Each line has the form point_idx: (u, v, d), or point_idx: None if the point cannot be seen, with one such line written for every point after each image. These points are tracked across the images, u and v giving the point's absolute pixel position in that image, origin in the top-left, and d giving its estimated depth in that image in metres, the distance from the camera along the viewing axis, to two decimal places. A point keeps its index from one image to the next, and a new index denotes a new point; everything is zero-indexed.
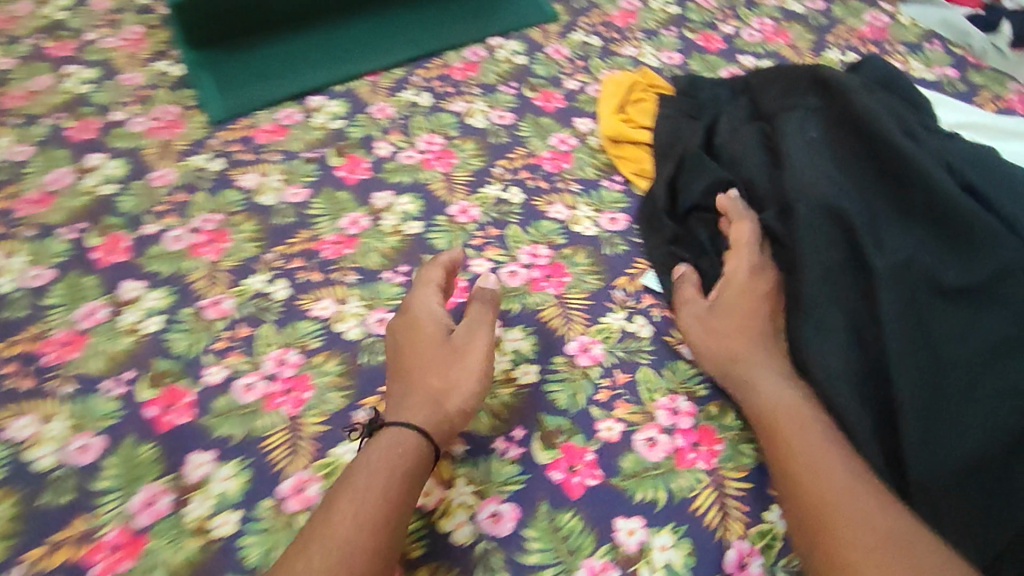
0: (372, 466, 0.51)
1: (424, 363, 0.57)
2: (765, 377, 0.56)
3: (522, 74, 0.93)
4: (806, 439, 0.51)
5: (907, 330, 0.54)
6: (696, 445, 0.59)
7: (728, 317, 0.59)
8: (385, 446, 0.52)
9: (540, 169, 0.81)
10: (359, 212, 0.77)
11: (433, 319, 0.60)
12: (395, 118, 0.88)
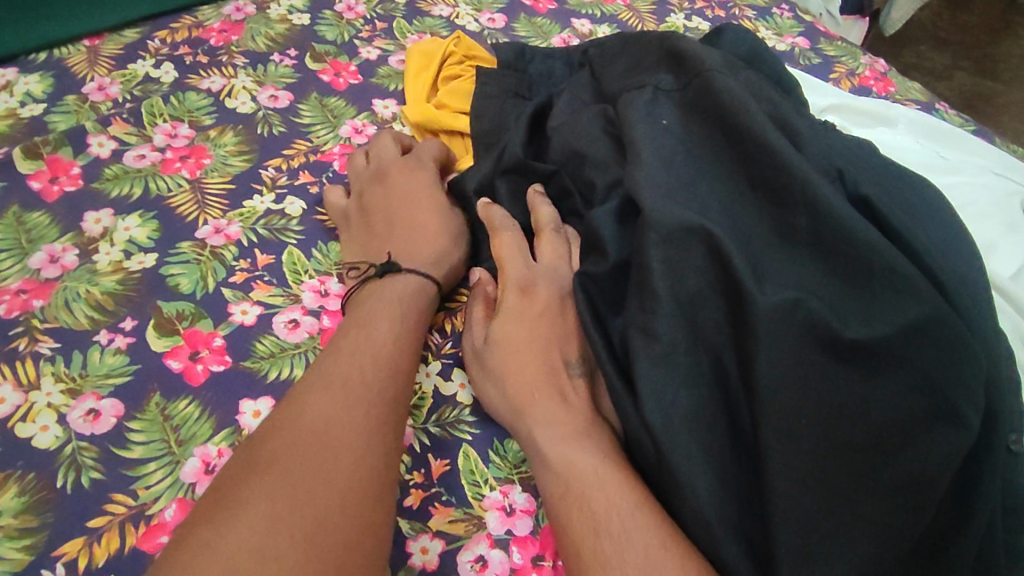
0: (384, 302, 0.48)
1: (416, 228, 0.54)
2: (556, 439, 0.43)
3: (303, 39, 0.72)
4: (604, 524, 0.39)
5: (790, 401, 0.40)
6: (540, 561, 0.43)
7: (512, 353, 0.47)
8: (391, 290, 0.49)
9: (328, 170, 0.61)
10: (62, 242, 0.53)
11: (440, 189, 0.58)
12: (121, 101, 0.64)
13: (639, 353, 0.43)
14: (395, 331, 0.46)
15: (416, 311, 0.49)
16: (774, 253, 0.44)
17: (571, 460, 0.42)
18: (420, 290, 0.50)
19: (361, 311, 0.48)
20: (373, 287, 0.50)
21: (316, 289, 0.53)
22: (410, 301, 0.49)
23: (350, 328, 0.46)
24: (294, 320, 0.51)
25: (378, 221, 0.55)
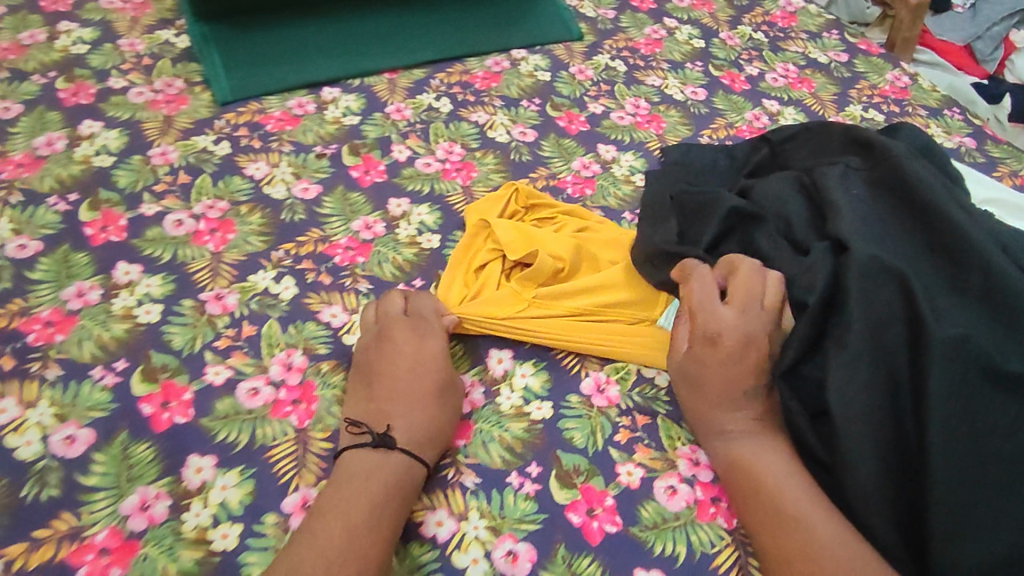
0: (359, 480, 0.52)
1: (417, 399, 0.57)
2: (737, 436, 0.57)
3: (545, 91, 0.91)
4: (779, 493, 0.53)
5: (954, 412, 0.52)
6: (717, 500, 0.58)
7: (697, 379, 0.60)
8: (372, 465, 0.53)
9: (562, 193, 0.79)
10: (374, 216, 0.74)
11: (434, 362, 0.60)
12: (412, 121, 0.85)
13: (833, 358, 0.56)
14: (363, 521, 0.50)
15: (396, 498, 0.52)
16: (949, 300, 0.57)
17: (747, 451, 0.56)
18: (381, 463, 0.54)
19: (332, 494, 0.52)
20: (349, 460, 0.54)
21: None
22: (394, 485, 0.53)
23: (326, 507, 0.51)
24: None
25: (374, 389, 0.58)
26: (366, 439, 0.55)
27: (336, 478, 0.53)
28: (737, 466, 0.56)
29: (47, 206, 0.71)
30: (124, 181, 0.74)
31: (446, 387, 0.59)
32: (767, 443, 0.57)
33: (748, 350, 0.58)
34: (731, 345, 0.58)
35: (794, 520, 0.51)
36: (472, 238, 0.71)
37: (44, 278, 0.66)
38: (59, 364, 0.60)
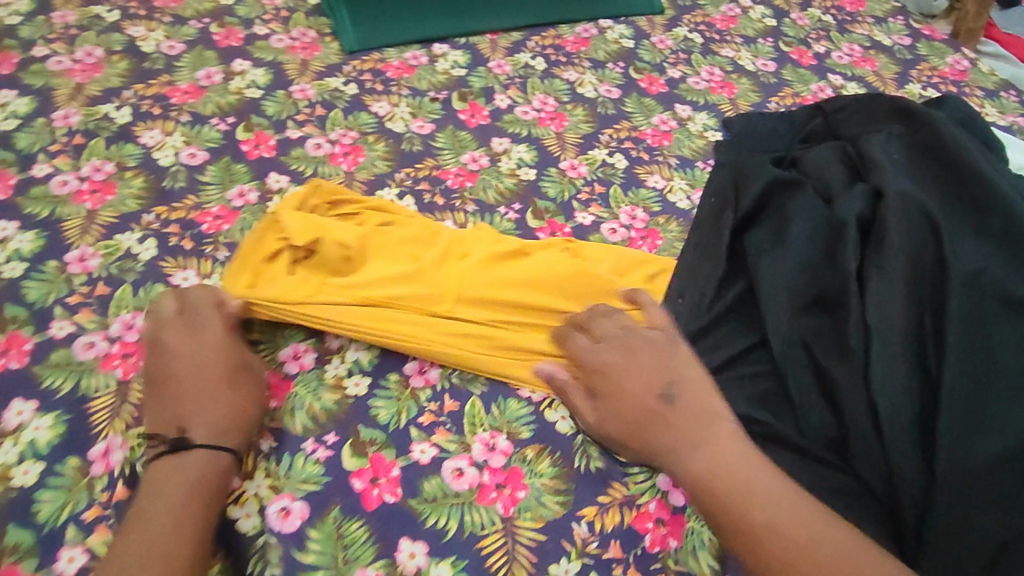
0: (185, 479, 0.53)
1: (188, 394, 0.58)
2: (679, 455, 0.56)
3: (629, 56, 1.02)
4: (752, 507, 0.52)
5: (973, 327, 0.59)
6: None
7: (614, 403, 0.58)
8: (186, 464, 0.54)
9: (642, 142, 0.89)
10: (479, 151, 0.86)
11: (208, 352, 0.60)
12: (511, 76, 0.97)
13: (880, 279, 0.63)
14: (178, 519, 0.51)
15: (204, 482, 0.54)
16: (973, 241, 0.66)
17: (696, 468, 0.55)
18: (208, 461, 0.55)
19: (154, 497, 0.53)
20: (178, 463, 0.55)
21: (629, 214, 0.81)
22: (199, 477, 0.54)
23: (152, 512, 0.51)
24: (614, 228, 0.79)
25: (155, 393, 0.58)
26: (163, 447, 0.56)
27: (155, 480, 0.54)
28: (691, 482, 0.55)
29: (210, 125, 0.84)
30: (271, 109, 0.87)
31: (245, 373, 0.61)
32: (713, 443, 0.55)
33: (631, 365, 0.60)
34: (614, 369, 0.60)
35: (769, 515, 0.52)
36: (265, 229, 0.70)
37: (212, 181, 0.78)
38: (227, 248, 0.73)
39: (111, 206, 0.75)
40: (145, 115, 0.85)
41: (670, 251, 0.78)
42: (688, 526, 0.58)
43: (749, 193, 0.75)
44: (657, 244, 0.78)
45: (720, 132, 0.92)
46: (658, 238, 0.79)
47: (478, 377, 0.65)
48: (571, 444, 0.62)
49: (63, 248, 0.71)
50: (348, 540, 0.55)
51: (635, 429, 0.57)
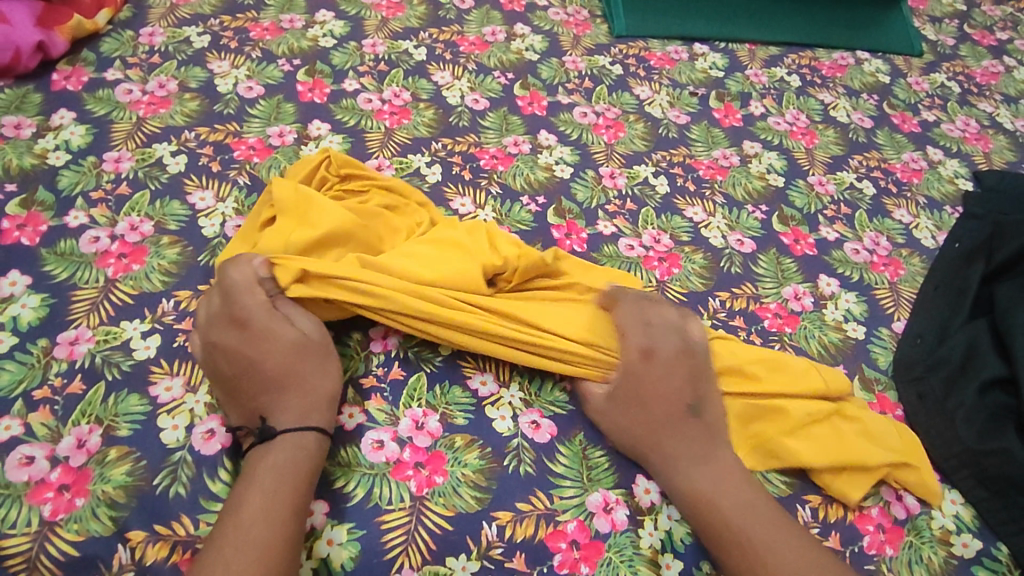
0: (275, 472, 0.50)
1: (268, 373, 0.55)
2: (678, 467, 0.56)
3: (884, 91, 1.02)
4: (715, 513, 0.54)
5: None
6: None
7: (620, 416, 0.58)
8: (286, 446, 0.52)
9: (891, 175, 0.90)
10: (731, 150, 0.89)
11: (286, 325, 0.57)
12: (767, 86, 0.99)
13: None
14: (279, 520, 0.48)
15: (297, 485, 0.50)
16: None
17: (696, 481, 0.55)
18: (296, 447, 0.52)
19: (246, 490, 0.49)
20: (268, 450, 0.52)
21: (873, 240, 0.82)
22: (292, 470, 0.51)
23: (249, 509, 0.48)
24: (857, 249, 0.80)
25: (257, 380, 0.54)
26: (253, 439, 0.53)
27: (244, 471, 0.51)
28: (687, 495, 0.55)
29: (492, 77, 0.91)
30: (546, 73, 0.94)
31: (313, 349, 0.57)
32: (746, 493, 0.55)
33: (663, 384, 0.58)
34: (655, 382, 0.58)
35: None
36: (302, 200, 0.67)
37: (491, 126, 0.86)
38: (499, 186, 0.79)
39: (406, 129, 0.83)
40: (438, 57, 0.92)
41: (911, 283, 0.78)
42: (907, 539, 0.58)
43: (1004, 249, 0.74)
44: (900, 272, 0.79)
45: (970, 183, 0.91)
46: (901, 268, 0.79)
47: None
48: None
49: (365, 156, 0.79)
50: (594, 464, 0.59)
51: (644, 440, 0.57)
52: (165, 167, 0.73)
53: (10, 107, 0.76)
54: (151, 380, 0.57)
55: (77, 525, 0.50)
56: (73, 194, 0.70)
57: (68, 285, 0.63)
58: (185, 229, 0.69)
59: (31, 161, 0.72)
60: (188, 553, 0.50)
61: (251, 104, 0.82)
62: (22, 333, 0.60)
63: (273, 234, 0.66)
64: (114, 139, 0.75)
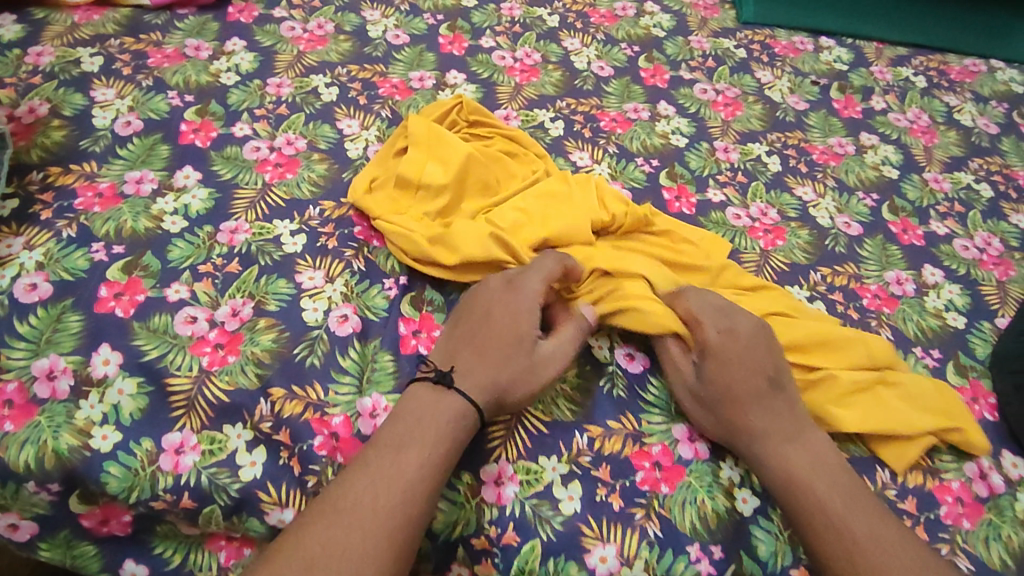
0: (437, 420, 0.54)
1: (489, 342, 0.59)
2: (769, 445, 0.57)
3: (1015, 100, 1.00)
4: (811, 492, 0.55)
5: None
6: None
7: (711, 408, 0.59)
8: (455, 406, 0.55)
9: (1013, 181, 0.88)
10: (847, 139, 0.90)
11: (533, 317, 0.60)
12: (892, 83, 0.99)
13: None
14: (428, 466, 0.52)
15: (450, 440, 0.54)
16: None
17: (789, 462, 0.56)
18: (458, 415, 0.55)
19: (405, 426, 0.54)
20: (447, 393, 0.56)
21: (985, 240, 0.81)
22: (450, 427, 0.54)
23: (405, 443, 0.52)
24: (966, 246, 0.80)
25: (479, 337, 0.59)
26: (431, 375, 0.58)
27: (408, 406, 0.55)
28: (776, 470, 0.57)
29: (619, 48, 0.96)
30: (670, 50, 0.97)
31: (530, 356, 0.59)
32: (808, 447, 0.58)
33: (735, 360, 0.59)
34: (727, 361, 0.59)
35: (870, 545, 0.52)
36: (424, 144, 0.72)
37: (613, 92, 0.90)
38: (616, 146, 0.83)
39: (533, 86, 0.88)
40: (569, 25, 0.97)
41: (1019, 285, 0.78)
42: (987, 515, 0.60)
43: None
44: (1009, 273, 0.79)
45: None
46: (1012, 270, 0.79)
47: None
48: None
49: (495, 106, 0.85)
50: None
51: (736, 432, 0.58)
52: (320, 96, 0.82)
53: (192, 32, 0.86)
54: (298, 269, 0.66)
55: (229, 377, 0.59)
56: (240, 109, 0.79)
57: (232, 184, 0.72)
58: (333, 149, 0.77)
59: (207, 78, 0.81)
60: (318, 414, 0.59)
61: (396, 51, 0.89)
62: (192, 219, 0.69)
63: (408, 163, 0.70)
64: (277, 67, 0.84)
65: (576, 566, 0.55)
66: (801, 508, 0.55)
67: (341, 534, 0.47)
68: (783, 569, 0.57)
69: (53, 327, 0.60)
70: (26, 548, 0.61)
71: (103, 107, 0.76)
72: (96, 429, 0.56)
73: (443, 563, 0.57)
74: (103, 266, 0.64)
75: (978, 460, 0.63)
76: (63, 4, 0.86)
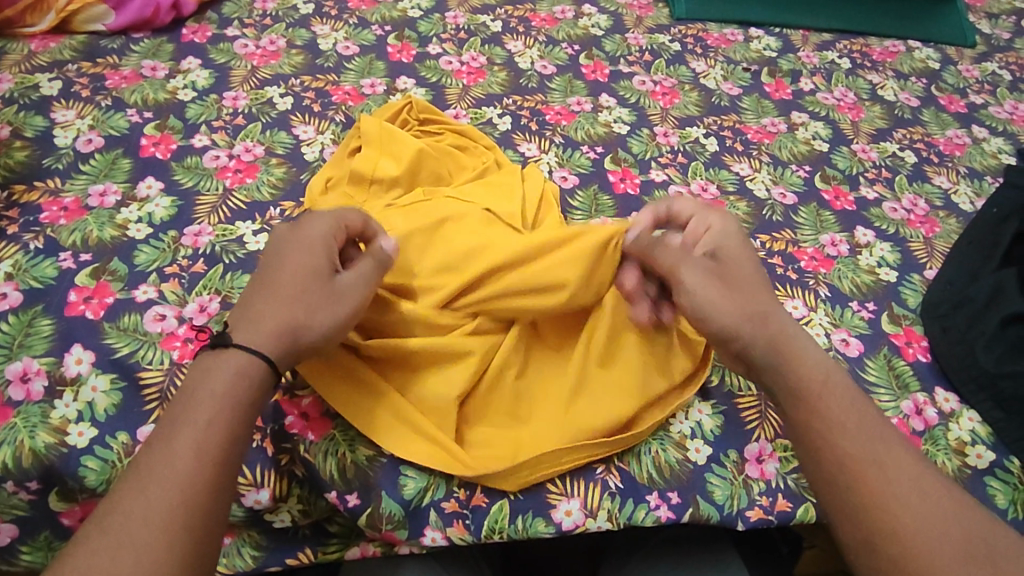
0: (202, 395, 0.47)
1: (290, 281, 0.53)
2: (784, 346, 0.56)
3: (934, 76, 1.06)
4: (856, 423, 0.52)
5: None
6: (909, 343, 0.73)
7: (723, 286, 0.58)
8: (226, 373, 0.48)
9: (934, 147, 0.95)
10: (779, 119, 0.95)
11: (331, 254, 0.55)
12: (819, 66, 1.05)
13: None
14: (204, 436, 0.45)
15: (232, 415, 0.47)
16: None
17: (812, 361, 0.56)
18: (239, 373, 0.49)
19: (168, 414, 0.47)
20: (212, 366, 0.49)
21: (911, 201, 0.87)
22: (228, 399, 0.47)
23: (169, 435, 0.45)
24: (895, 207, 0.86)
25: (272, 272, 0.54)
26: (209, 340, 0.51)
27: (186, 387, 0.48)
28: (804, 382, 0.54)
29: (560, 48, 1.01)
30: (609, 47, 1.02)
31: (328, 287, 0.54)
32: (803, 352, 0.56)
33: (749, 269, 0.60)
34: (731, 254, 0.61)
35: (890, 471, 0.50)
36: (379, 141, 0.73)
37: (556, 88, 0.95)
38: (562, 136, 0.88)
39: (480, 86, 0.93)
40: (512, 29, 1.02)
41: (945, 239, 0.83)
42: (925, 447, 0.65)
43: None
44: (936, 230, 0.84)
45: (1014, 158, 0.95)
46: (937, 226, 0.84)
47: None
48: (824, 356, 0.70)
49: (445, 107, 0.89)
50: None
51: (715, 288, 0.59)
52: (275, 105, 0.85)
53: (148, 54, 0.89)
54: (260, 265, 0.69)
55: None
56: (198, 122, 0.82)
57: (194, 191, 0.75)
58: (290, 154, 0.80)
59: (164, 96, 0.84)
60: (287, 394, 0.61)
61: (347, 60, 0.93)
62: (156, 225, 0.71)
63: (362, 159, 0.72)
64: (232, 82, 0.87)
65: (543, 521, 0.58)
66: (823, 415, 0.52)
67: (107, 562, 0.40)
68: (738, 512, 0.61)
69: (26, 331, 0.62)
70: (7, 551, 0.59)
71: (64, 127, 0.79)
72: (72, 426, 0.58)
73: (418, 528, 0.58)
74: (72, 272, 0.66)
75: (914, 397, 0.69)
76: (20, 34, 0.88)
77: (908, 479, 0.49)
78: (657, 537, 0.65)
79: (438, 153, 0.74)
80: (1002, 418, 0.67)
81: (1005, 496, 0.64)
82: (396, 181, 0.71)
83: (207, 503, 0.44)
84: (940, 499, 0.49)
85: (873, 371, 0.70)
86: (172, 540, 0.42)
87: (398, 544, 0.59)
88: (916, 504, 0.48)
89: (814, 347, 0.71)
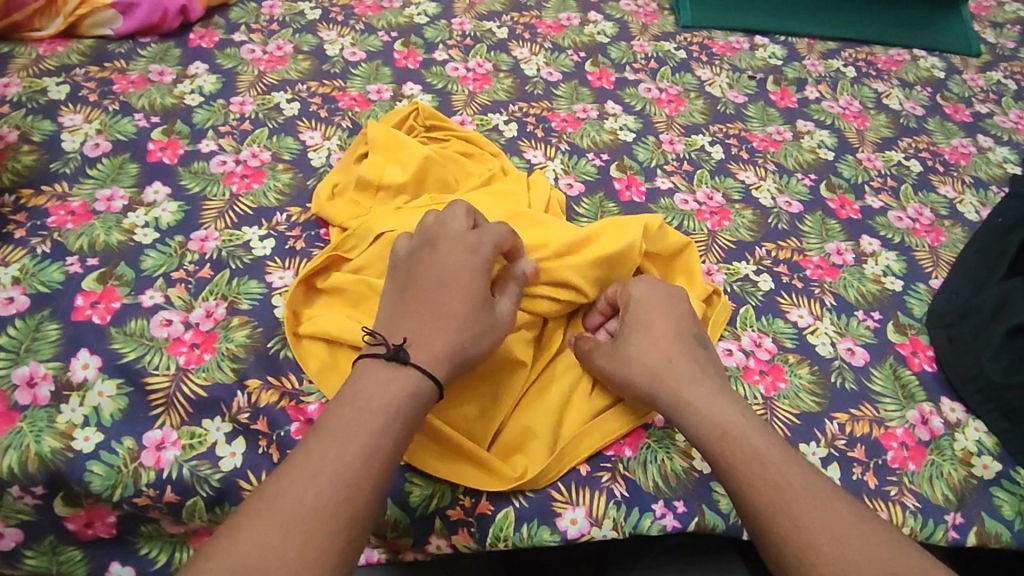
0: (374, 400, 0.49)
1: (456, 299, 0.55)
2: (689, 399, 0.57)
3: (938, 85, 1.06)
4: (760, 474, 0.51)
5: None
6: (915, 352, 0.73)
7: (633, 351, 0.61)
8: (408, 389, 0.51)
9: (940, 156, 0.95)
10: (785, 127, 0.95)
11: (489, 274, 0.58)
12: (824, 74, 1.05)
13: None
14: (369, 436, 0.48)
15: (399, 425, 0.49)
16: None
17: (721, 411, 0.56)
18: (413, 393, 0.51)
19: (336, 412, 0.49)
20: (383, 375, 0.51)
21: (917, 210, 0.87)
22: (399, 408, 0.50)
23: (335, 430, 0.48)
24: (901, 216, 0.86)
25: (432, 285, 0.56)
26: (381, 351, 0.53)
27: (348, 391, 0.51)
28: (715, 428, 0.55)
29: (566, 55, 1.01)
30: (615, 54, 1.02)
31: (489, 314, 0.56)
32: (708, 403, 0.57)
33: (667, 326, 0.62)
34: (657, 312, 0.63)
35: (808, 513, 0.49)
36: (386, 147, 0.73)
37: (563, 95, 0.95)
38: (568, 143, 0.88)
39: (486, 93, 0.93)
40: (518, 36, 1.02)
41: (950, 248, 0.83)
42: (930, 457, 0.65)
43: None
44: (941, 239, 0.84)
45: (1019, 167, 0.95)
46: (943, 235, 0.84)
47: (757, 291, 0.75)
48: (829, 365, 0.70)
49: (451, 113, 0.89)
50: None
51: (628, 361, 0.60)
52: (282, 111, 0.86)
53: (155, 58, 0.89)
54: (267, 270, 0.69)
55: (206, 373, 0.62)
56: (206, 127, 0.82)
57: (200, 197, 0.75)
58: (297, 159, 0.80)
59: (172, 100, 0.84)
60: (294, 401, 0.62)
61: (354, 66, 0.93)
62: (163, 230, 0.71)
63: (369, 166, 0.72)
64: (239, 87, 0.88)
65: (549, 529, 0.58)
66: (736, 469, 0.52)
67: (274, 542, 0.42)
68: (743, 521, 0.61)
69: (33, 336, 0.62)
70: (11, 556, 0.59)
71: (72, 131, 0.79)
72: (78, 432, 0.58)
73: (423, 535, 0.58)
74: (79, 277, 0.67)
75: (919, 407, 0.69)
76: (28, 38, 0.88)
77: (826, 517, 0.49)
78: (661, 546, 0.65)
79: (446, 160, 0.74)
80: (1007, 428, 0.67)
81: (1011, 507, 0.64)
82: (404, 188, 0.71)
83: (367, 500, 0.46)
84: (855, 538, 0.47)
85: (879, 381, 0.70)
86: (334, 530, 0.44)
87: (402, 550, 0.59)
88: (834, 544, 0.47)
89: (820, 356, 0.71)
